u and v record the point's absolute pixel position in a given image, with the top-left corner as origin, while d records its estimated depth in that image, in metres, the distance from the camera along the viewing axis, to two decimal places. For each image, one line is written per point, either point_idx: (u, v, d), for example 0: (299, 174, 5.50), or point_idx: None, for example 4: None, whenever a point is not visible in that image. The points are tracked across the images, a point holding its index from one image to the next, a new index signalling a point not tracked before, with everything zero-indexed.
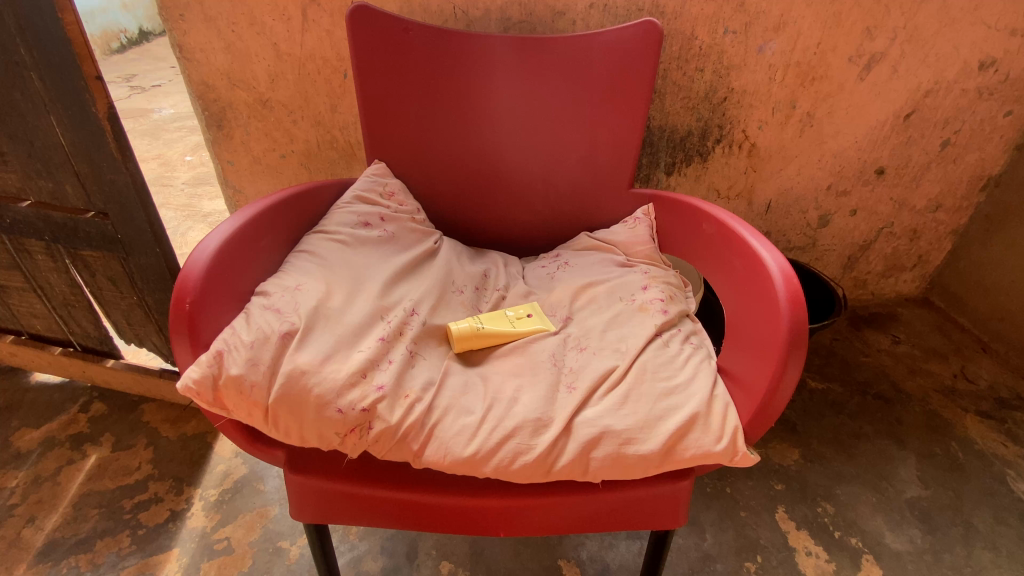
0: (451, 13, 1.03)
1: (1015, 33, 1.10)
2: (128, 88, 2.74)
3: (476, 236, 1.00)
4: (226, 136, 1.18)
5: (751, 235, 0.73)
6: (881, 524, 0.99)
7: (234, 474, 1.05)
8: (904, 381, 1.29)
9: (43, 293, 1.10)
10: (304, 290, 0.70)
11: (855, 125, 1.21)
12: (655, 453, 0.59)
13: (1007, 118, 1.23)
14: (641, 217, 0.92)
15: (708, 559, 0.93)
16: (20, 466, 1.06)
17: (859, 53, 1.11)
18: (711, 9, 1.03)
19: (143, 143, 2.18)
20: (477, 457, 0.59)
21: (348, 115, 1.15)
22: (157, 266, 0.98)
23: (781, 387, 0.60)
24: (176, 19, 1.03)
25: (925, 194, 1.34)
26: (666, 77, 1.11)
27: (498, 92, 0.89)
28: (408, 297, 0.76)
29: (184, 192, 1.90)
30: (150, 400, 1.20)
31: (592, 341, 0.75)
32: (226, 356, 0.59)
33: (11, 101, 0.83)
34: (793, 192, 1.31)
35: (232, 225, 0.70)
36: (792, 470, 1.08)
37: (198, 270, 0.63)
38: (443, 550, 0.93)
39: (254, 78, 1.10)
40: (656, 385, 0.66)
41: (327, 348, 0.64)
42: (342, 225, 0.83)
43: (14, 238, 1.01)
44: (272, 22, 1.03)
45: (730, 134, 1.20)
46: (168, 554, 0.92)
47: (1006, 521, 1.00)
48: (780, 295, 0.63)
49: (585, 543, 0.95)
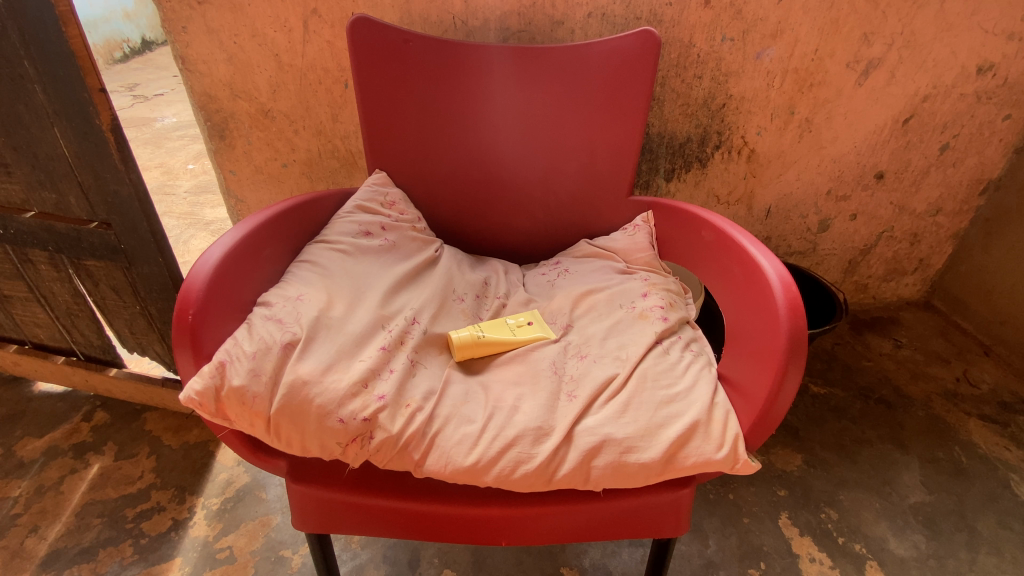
0: (451, 23, 1.04)
1: (1012, 37, 1.11)
2: (132, 97, 2.76)
3: (476, 244, 1.01)
4: (228, 146, 1.19)
5: (751, 242, 0.74)
6: (885, 530, 0.99)
7: (236, 482, 1.05)
8: (907, 386, 1.28)
9: (47, 304, 1.11)
10: (306, 300, 0.71)
11: (854, 130, 1.21)
12: (656, 461, 0.60)
13: (1006, 122, 1.23)
14: (641, 224, 0.92)
15: (711, 566, 0.93)
16: (23, 476, 1.06)
17: (857, 59, 1.11)
18: (709, 17, 1.03)
19: (146, 152, 2.19)
20: (477, 466, 0.59)
21: (349, 125, 1.16)
22: (161, 276, 0.98)
23: (781, 396, 0.60)
24: (178, 31, 1.04)
25: (925, 198, 1.34)
26: (665, 84, 1.11)
27: (498, 100, 0.90)
28: (409, 306, 0.76)
29: (186, 200, 1.91)
30: (153, 409, 1.20)
31: (593, 348, 0.75)
32: (228, 366, 0.60)
33: (15, 114, 0.84)
34: (793, 197, 1.31)
35: (234, 237, 0.70)
36: (795, 476, 1.08)
37: (200, 282, 0.63)
38: (445, 558, 0.94)
39: (256, 88, 1.11)
40: (656, 393, 0.66)
41: (328, 358, 0.64)
42: (343, 235, 0.83)
43: (19, 248, 1.02)
44: (274, 33, 1.04)
45: (729, 140, 1.20)
46: (171, 563, 0.92)
47: (1009, 525, 0.99)
48: (780, 302, 0.63)
49: (587, 551, 0.95)
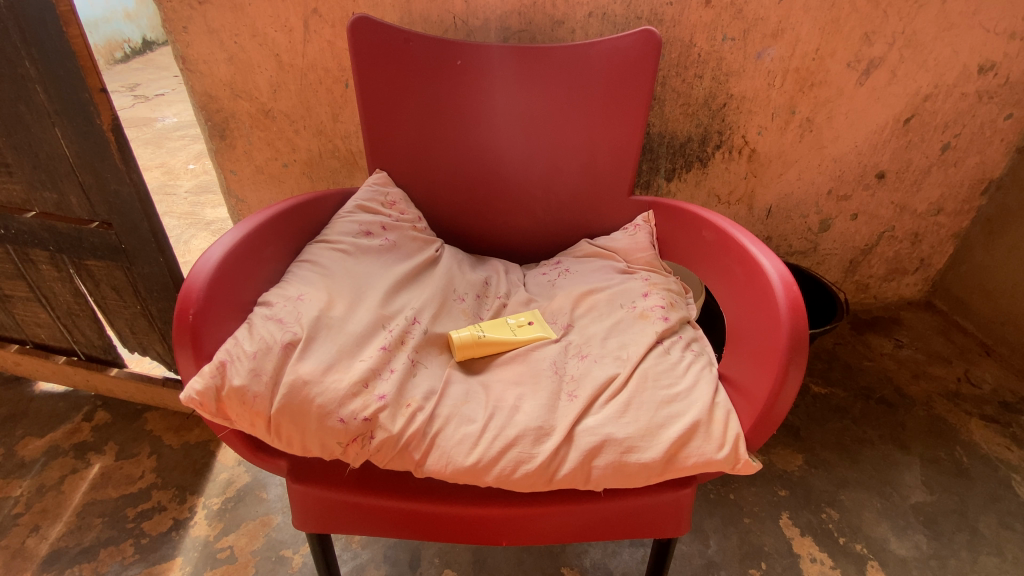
0: (451, 23, 1.04)
1: (1014, 36, 1.11)
2: (132, 97, 2.76)
3: (477, 244, 1.01)
4: (229, 146, 1.19)
5: (751, 241, 0.74)
6: (886, 531, 0.98)
7: (237, 482, 1.05)
8: (908, 386, 1.28)
9: (48, 303, 1.11)
10: (306, 300, 0.71)
11: (855, 130, 1.21)
12: (656, 461, 0.59)
13: (1007, 122, 1.23)
14: (641, 224, 0.92)
15: (711, 566, 0.93)
16: (24, 475, 1.06)
17: (857, 58, 1.11)
18: (709, 17, 1.03)
19: (146, 152, 2.19)
20: (478, 466, 0.59)
21: (349, 125, 1.16)
22: (161, 276, 0.98)
23: (781, 396, 0.60)
24: (179, 31, 1.04)
25: (926, 198, 1.34)
26: (665, 84, 1.11)
27: (498, 99, 0.90)
28: (409, 306, 0.76)
29: (187, 200, 1.91)
30: (153, 409, 1.21)
31: (594, 348, 0.75)
32: (229, 366, 0.60)
33: (16, 114, 0.84)
34: (794, 197, 1.31)
35: (234, 236, 0.70)
36: (796, 476, 1.08)
37: (201, 281, 0.63)
38: (445, 558, 0.94)
39: (257, 88, 1.11)
40: (657, 393, 0.66)
41: (329, 358, 0.64)
42: (344, 235, 0.83)
43: (19, 248, 1.02)
44: (274, 33, 1.04)
45: (730, 140, 1.20)
46: (171, 563, 0.92)
47: (1011, 525, 0.99)
48: (780, 302, 0.63)
49: (588, 551, 0.95)
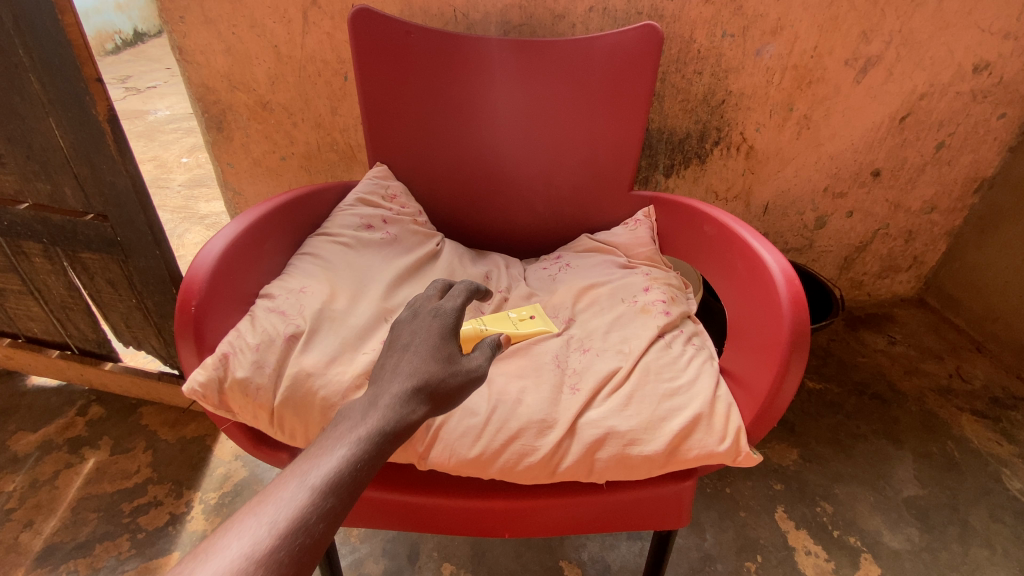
0: (452, 16, 1.03)
1: (1008, 37, 1.12)
2: (124, 90, 2.72)
3: (477, 237, 1.01)
4: (226, 138, 1.18)
5: (753, 236, 0.74)
6: (879, 524, 1.00)
7: (233, 477, 1.05)
8: (900, 381, 1.30)
9: (41, 296, 1.10)
10: (309, 293, 0.70)
11: (852, 127, 1.22)
12: (659, 453, 0.60)
13: (1001, 121, 1.24)
14: (642, 219, 0.93)
15: (708, 559, 0.94)
16: (18, 470, 1.05)
17: (855, 56, 1.12)
18: (709, 13, 1.04)
19: (138, 145, 2.17)
20: (482, 458, 0.59)
21: (348, 118, 1.15)
22: (158, 269, 0.97)
23: (782, 390, 0.60)
24: (176, 21, 1.03)
25: (920, 196, 1.36)
26: (665, 80, 1.11)
27: (499, 93, 0.90)
28: (412, 299, 0.76)
29: (180, 193, 1.89)
30: (148, 404, 1.20)
31: (596, 342, 0.75)
32: (232, 358, 0.60)
33: (10, 104, 0.83)
34: (791, 193, 1.32)
35: (235, 228, 0.70)
36: (791, 470, 1.09)
37: (203, 273, 0.63)
38: (444, 552, 0.94)
39: (254, 80, 1.10)
40: (659, 386, 0.66)
41: (332, 350, 0.63)
42: (345, 227, 0.83)
43: (12, 240, 1.01)
44: (273, 24, 1.03)
45: (728, 136, 1.21)
46: (168, 558, 0.91)
47: (1001, 518, 1.01)
48: (782, 296, 0.64)
49: (586, 543, 0.95)
